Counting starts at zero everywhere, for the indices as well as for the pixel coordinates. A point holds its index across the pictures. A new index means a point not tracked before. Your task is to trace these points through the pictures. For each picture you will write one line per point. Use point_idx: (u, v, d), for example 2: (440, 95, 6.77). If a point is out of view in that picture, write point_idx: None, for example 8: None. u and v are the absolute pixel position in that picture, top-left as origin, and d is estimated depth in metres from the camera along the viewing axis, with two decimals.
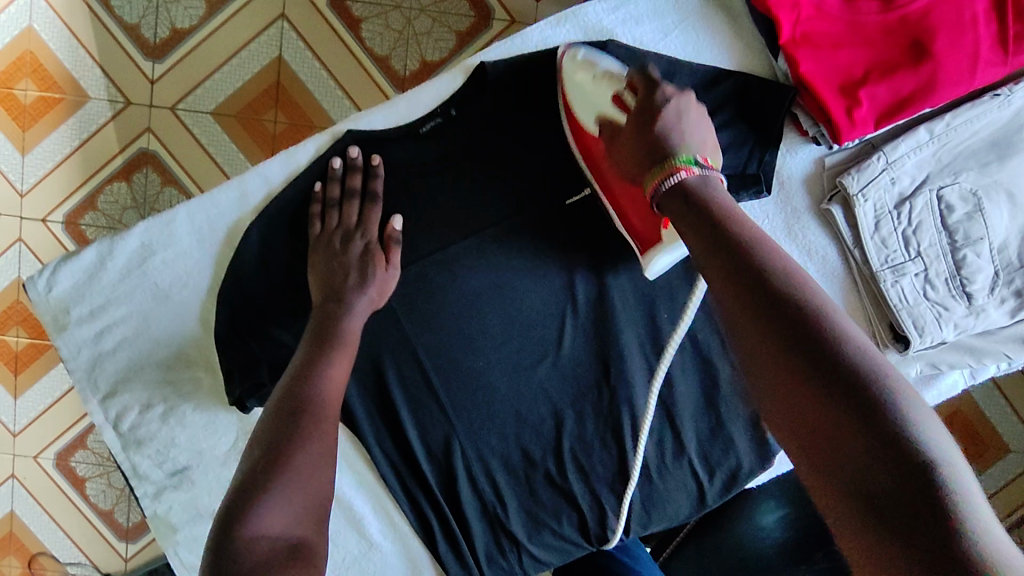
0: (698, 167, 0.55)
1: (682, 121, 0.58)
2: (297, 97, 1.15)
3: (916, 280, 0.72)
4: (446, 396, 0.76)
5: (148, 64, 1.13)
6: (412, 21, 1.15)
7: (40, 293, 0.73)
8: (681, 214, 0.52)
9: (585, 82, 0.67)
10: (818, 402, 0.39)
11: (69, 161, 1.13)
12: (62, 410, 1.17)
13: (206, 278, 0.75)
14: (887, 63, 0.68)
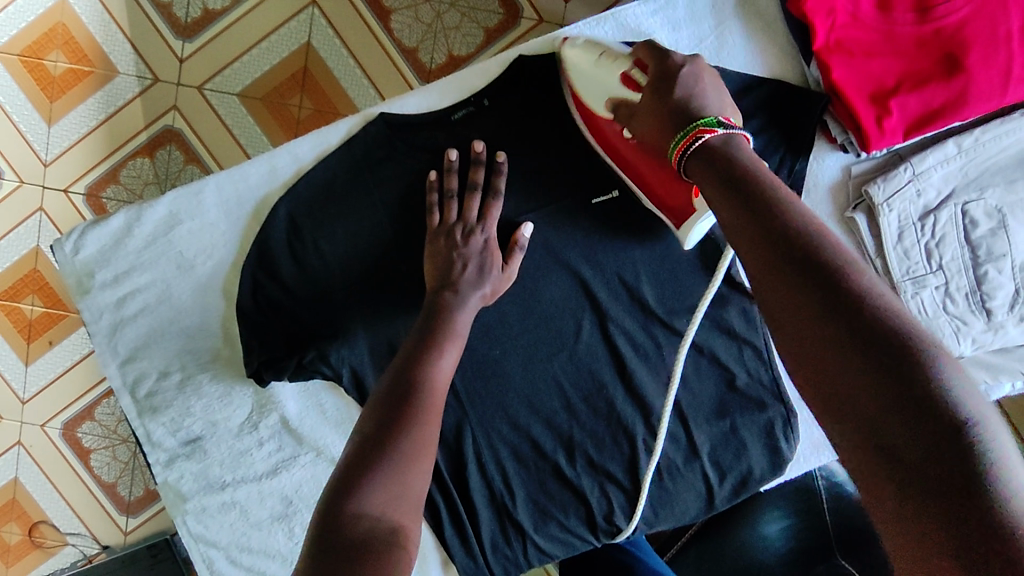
0: (720, 128, 0.57)
1: (699, 84, 0.62)
2: (324, 84, 1.16)
3: (936, 293, 0.72)
4: (462, 382, 0.76)
5: (178, 43, 1.14)
6: (441, 15, 1.16)
7: (66, 255, 0.74)
8: (710, 179, 0.54)
9: (587, 68, 0.70)
10: (834, 345, 0.40)
11: (94, 133, 1.14)
12: (73, 380, 1.19)
13: (231, 251, 0.76)
14: (919, 74, 0.68)
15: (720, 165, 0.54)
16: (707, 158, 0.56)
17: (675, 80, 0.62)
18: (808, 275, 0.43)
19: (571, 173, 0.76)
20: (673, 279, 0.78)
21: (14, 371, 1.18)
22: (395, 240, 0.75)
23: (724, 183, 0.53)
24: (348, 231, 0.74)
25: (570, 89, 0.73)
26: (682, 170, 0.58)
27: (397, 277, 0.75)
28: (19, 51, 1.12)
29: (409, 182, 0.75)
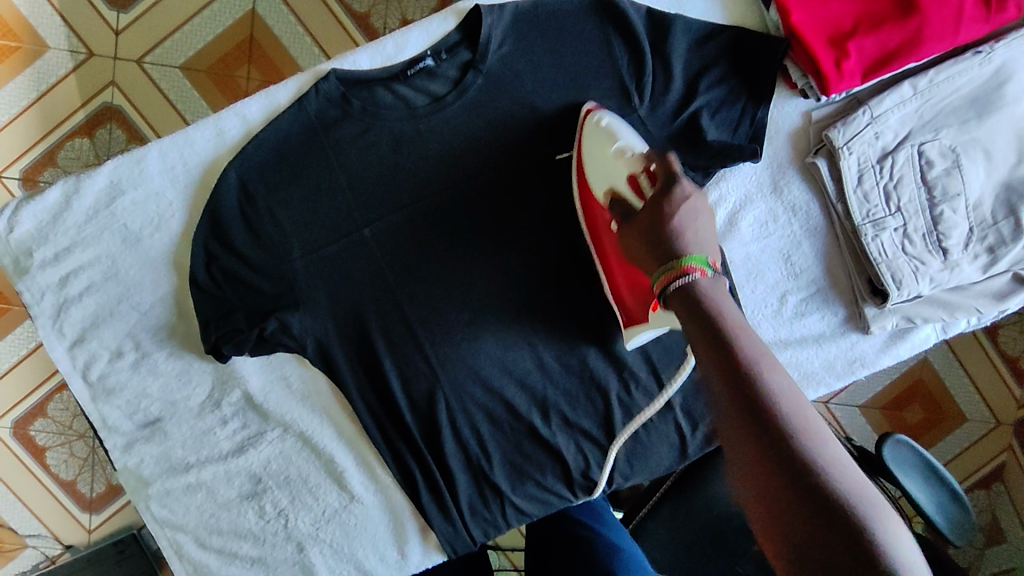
0: (710, 270, 0.53)
1: (697, 220, 0.56)
2: (271, 52, 1.11)
3: (895, 234, 0.73)
4: (431, 347, 0.75)
5: (112, 13, 1.08)
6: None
7: (1, 234, 0.70)
8: (685, 316, 0.51)
9: (602, 153, 0.67)
10: (809, 533, 0.40)
11: (27, 114, 1.07)
12: (17, 379, 1.13)
13: (180, 221, 0.72)
14: (876, 16, 0.69)
15: (698, 303, 0.51)
16: (685, 292, 0.52)
17: (676, 205, 0.56)
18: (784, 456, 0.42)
19: (532, 128, 0.73)
20: None
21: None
22: (354, 203, 0.72)
23: (707, 326, 0.49)
24: (305, 195, 0.71)
25: (579, 165, 0.71)
26: (662, 298, 0.54)
27: (357, 241, 0.72)
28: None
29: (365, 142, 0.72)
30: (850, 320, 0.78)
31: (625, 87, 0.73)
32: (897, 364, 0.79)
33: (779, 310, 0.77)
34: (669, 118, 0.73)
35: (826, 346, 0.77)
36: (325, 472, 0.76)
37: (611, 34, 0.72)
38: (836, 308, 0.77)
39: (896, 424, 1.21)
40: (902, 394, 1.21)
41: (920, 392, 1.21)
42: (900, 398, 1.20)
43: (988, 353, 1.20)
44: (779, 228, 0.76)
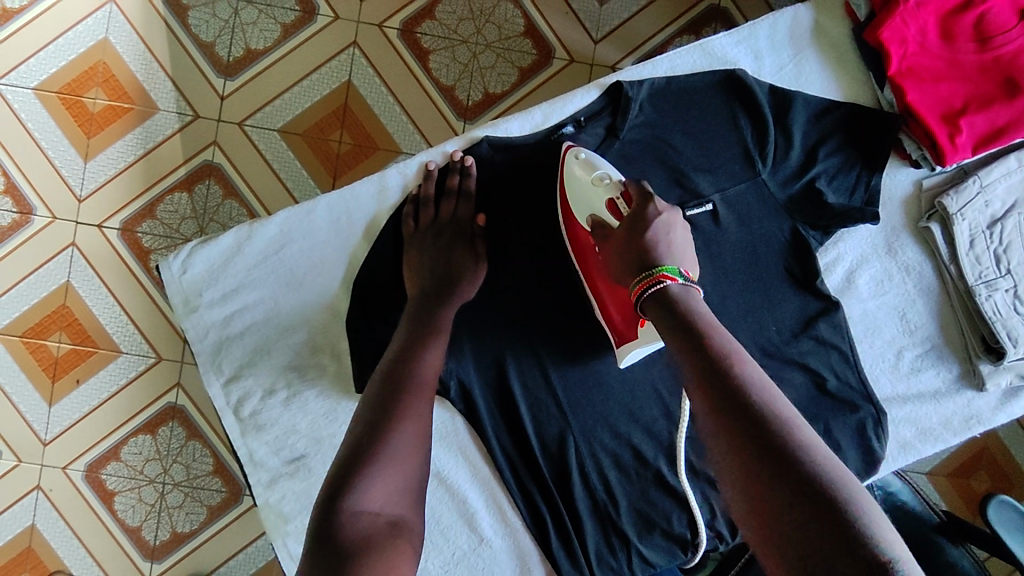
0: (681, 277, 0.62)
1: (668, 233, 0.66)
2: (364, 120, 1.20)
3: (1007, 295, 0.78)
4: (563, 393, 0.78)
5: (220, 80, 1.19)
6: (477, 55, 1.22)
7: (174, 274, 0.75)
8: (662, 319, 0.59)
9: (584, 183, 0.72)
10: (775, 489, 0.46)
11: (131, 168, 1.18)
12: (97, 421, 1.18)
13: (340, 267, 0.77)
14: (983, 96, 0.76)
15: (671, 308, 0.60)
16: (662, 300, 0.61)
17: (647, 226, 0.66)
18: (743, 411, 0.50)
19: (668, 189, 0.79)
20: (764, 288, 0.79)
21: (37, 412, 1.18)
22: (499, 255, 0.78)
23: (666, 319, 0.59)
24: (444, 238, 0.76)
25: (562, 201, 0.75)
26: (637, 302, 0.63)
27: (502, 286, 0.77)
28: (56, 89, 1.17)
29: (512, 198, 0.78)
30: (965, 377, 0.81)
31: (749, 153, 0.78)
32: (1014, 421, 0.81)
33: (896, 365, 0.81)
34: (788, 182, 0.79)
35: (943, 402, 0.80)
36: (457, 512, 0.79)
37: (737, 108, 0.79)
38: (951, 365, 0.81)
39: (970, 493, 1.21)
40: (975, 461, 1.22)
41: (991, 463, 1.22)
42: (972, 464, 1.21)
43: None
44: (894, 286, 0.81)
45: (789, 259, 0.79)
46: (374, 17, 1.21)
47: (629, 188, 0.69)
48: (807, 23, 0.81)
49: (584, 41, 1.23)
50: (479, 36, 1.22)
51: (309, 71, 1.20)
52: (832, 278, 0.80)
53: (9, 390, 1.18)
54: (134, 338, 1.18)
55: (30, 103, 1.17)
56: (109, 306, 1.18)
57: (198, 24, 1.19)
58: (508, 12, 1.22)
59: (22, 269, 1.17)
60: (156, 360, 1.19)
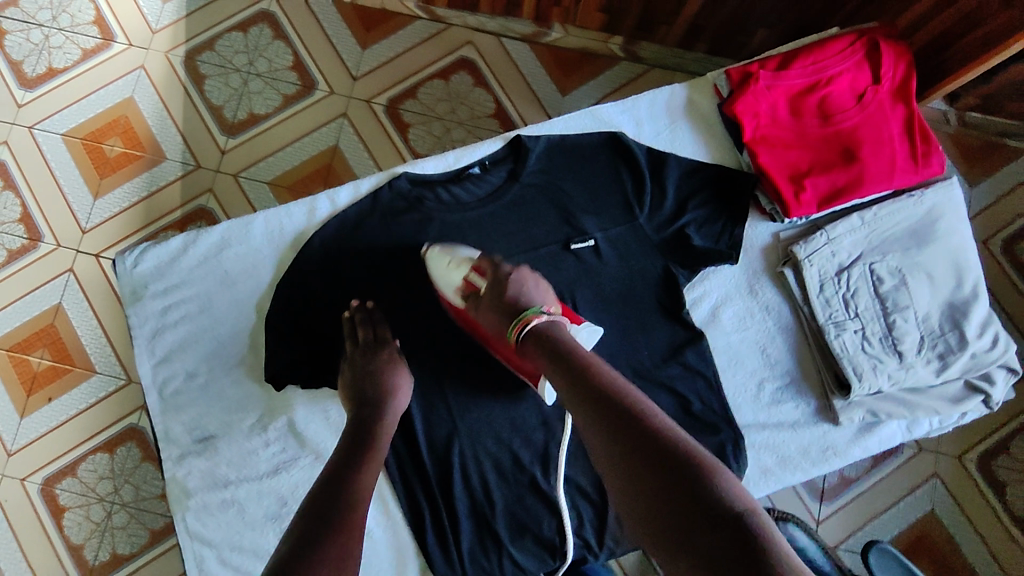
0: (545, 314, 0.76)
1: (528, 286, 0.79)
2: (342, 176, 1.38)
3: (855, 335, 0.87)
4: (453, 398, 0.87)
5: (223, 137, 1.38)
6: (449, 131, 1.41)
7: (127, 267, 0.88)
8: (538, 347, 0.72)
9: (442, 267, 0.84)
10: (651, 471, 0.58)
11: (133, 208, 1.35)
12: (61, 435, 1.28)
13: (268, 272, 0.89)
14: (826, 162, 0.89)
15: (550, 342, 0.72)
16: (537, 334, 0.74)
17: (507, 282, 0.79)
18: (610, 409, 0.63)
19: (556, 226, 0.91)
20: (638, 318, 0.90)
21: (8, 421, 1.28)
22: (404, 268, 0.89)
23: (544, 349, 0.72)
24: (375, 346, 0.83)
25: (440, 296, 0.86)
26: (518, 343, 0.75)
27: (409, 300, 0.89)
28: (82, 136, 1.37)
29: (421, 224, 0.90)
30: (821, 411, 0.88)
31: (627, 201, 0.91)
32: (868, 456, 0.88)
33: (757, 396, 0.89)
34: (661, 227, 0.91)
35: (801, 433, 0.87)
36: None
37: (619, 163, 0.92)
38: (809, 399, 0.89)
39: None
40: (909, 541, 1.20)
41: (928, 546, 1.20)
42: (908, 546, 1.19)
43: (994, 509, 1.21)
44: (756, 323, 0.90)
45: (660, 293, 0.90)
46: (364, 94, 1.41)
47: (479, 265, 0.83)
48: (683, 99, 0.96)
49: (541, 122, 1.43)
50: (453, 115, 1.42)
51: (303, 135, 1.39)
52: (698, 311, 0.91)
53: None
54: (110, 359, 1.30)
55: (56, 145, 1.37)
56: (92, 326, 1.31)
57: (211, 90, 1.40)
58: (480, 97, 1.43)
59: (22, 286, 1.32)
60: (125, 382, 1.30)
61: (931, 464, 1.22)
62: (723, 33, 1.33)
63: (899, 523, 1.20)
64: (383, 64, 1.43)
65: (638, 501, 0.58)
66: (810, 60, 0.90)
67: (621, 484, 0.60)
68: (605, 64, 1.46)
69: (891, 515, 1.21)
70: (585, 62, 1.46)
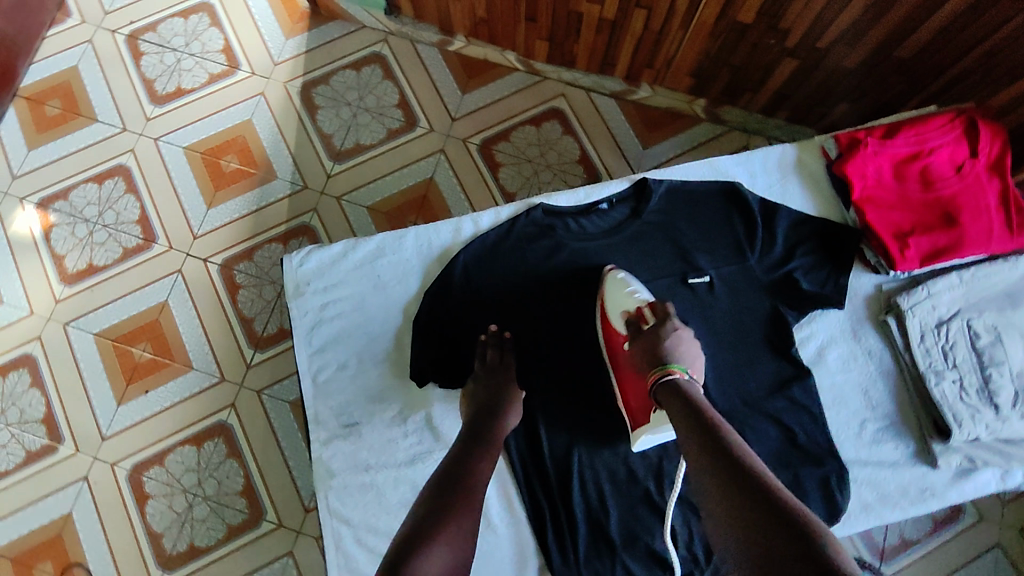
0: (686, 373, 0.82)
1: (682, 342, 0.86)
2: (437, 208, 1.51)
3: (953, 385, 0.94)
4: (575, 410, 0.95)
5: (330, 162, 1.52)
6: (537, 173, 1.54)
7: (293, 265, 0.99)
8: (668, 393, 0.80)
9: (620, 294, 0.93)
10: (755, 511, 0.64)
11: (241, 220, 1.48)
12: (150, 426, 1.36)
13: (417, 281, 1.00)
14: (927, 224, 0.98)
15: (678, 392, 0.80)
16: (669, 383, 0.81)
17: (664, 338, 0.85)
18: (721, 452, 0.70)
19: (676, 262, 1.01)
20: (747, 350, 0.98)
21: (106, 408, 1.37)
22: (536, 288, 0.99)
23: (671, 394, 0.80)
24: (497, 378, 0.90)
25: (601, 305, 0.96)
26: (654, 392, 0.82)
27: (540, 316, 0.98)
28: (202, 150, 1.52)
29: (555, 251, 1.00)
30: (920, 453, 0.95)
31: (739, 244, 1.01)
32: (964, 499, 0.93)
33: (859, 434, 0.95)
34: (771, 268, 1.00)
35: (900, 472, 0.94)
36: None
37: (733, 210, 1.02)
38: (907, 441, 0.95)
39: None
40: None
41: None
42: None
43: None
44: (858, 365, 0.98)
45: (769, 331, 0.99)
46: (461, 134, 1.55)
47: (655, 306, 0.89)
48: (793, 158, 1.06)
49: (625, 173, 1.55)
50: (542, 159, 1.55)
51: (401, 166, 1.53)
52: (805, 350, 0.99)
53: (89, 384, 1.39)
54: (207, 358, 1.40)
55: (178, 157, 1.51)
56: (193, 326, 1.42)
57: (323, 119, 1.55)
58: (568, 144, 1.56)
59: (135, 281, 1.44)
60: (218, 380, 1.39)
61: (993, 535, 1.27)
62: (806, 103, 1.43)
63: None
64: (482, 107, 1.57)
65: (738, 531, 0.64)
66: (914, 132, 1.00)
67: (723, 516, 0.66)
68: (688, 123, 1.58)
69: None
70: (670, 120, 1.59)
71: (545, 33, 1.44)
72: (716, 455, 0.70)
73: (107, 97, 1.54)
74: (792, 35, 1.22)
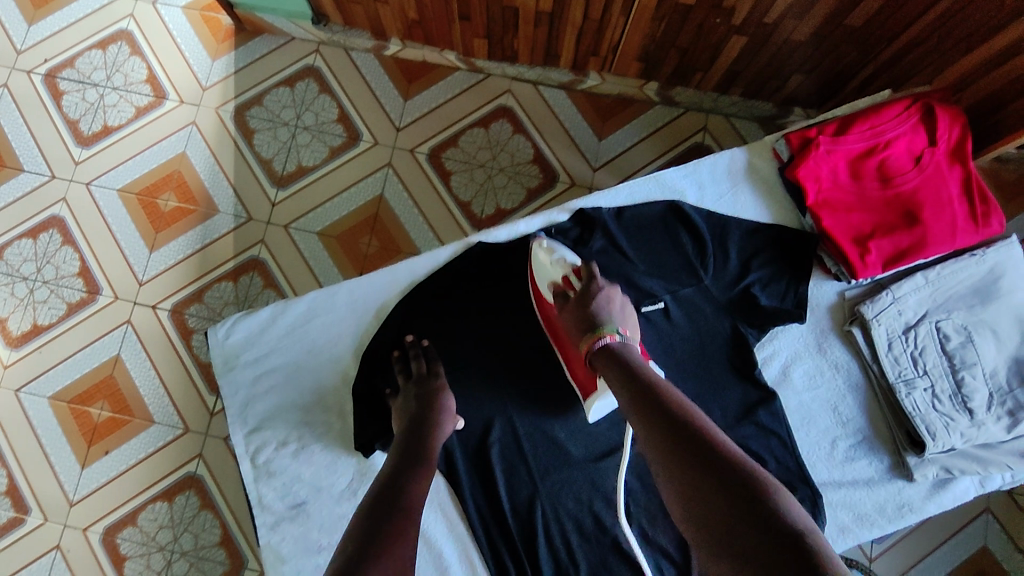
0: (619, 335, 0.79)
1: (611, 303, 0.82)
2: (391, 227, 1.43)
3: (925, 393, 0.89)
4: (534, 460, 0.90)
5: (273, 189, 1.43)
6: (491, 178, 1.46)
7: (219, 339, 0.92)
8: (606, 360, 0.77)
9: (544, 262, 0.89)
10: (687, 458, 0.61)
11: (187, 260, 1.40)
12: (117, 486, 1.31)
13: (353, 342, 0.93)
14: (888, 224, 0.92)
15: (616, 359, 0.76)
16: (607, 351, 0.77)
17: (591, 296, 0.82)
18: (654, 407, 0.67)
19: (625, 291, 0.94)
20: (709, 376, 0.93)
21: (70, 472, 1.31)
22: (479, 335, 0.93)
23: (608, 359, 0.76)
24: (428, 387, 0.85)
25: (531, 282, 0.91)
26: (589, 359, 0.79)
27: (487, 365, 0.92)
28: (137, 191, 1.43)
29: (496, 296, 0.94)
30: (895, 467, 0.91)
31: (691, 262, 0.94)
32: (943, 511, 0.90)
33: (831, 453, 0.91)
34: (728, 286, 0.94)
35: (876, 490, 0.90)
36: (432, 565, 0.88)
37: (683, 229, 0.96)
38: (881, 456, 0.91)
39: None
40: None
41: None
42: None
43: None
44: (826, 381, 0.93)
45: (731, 354, 0.93)
46: (408, 143, 1.47)
47: (579, 269, 0.86)
48: (743, 162, 0.99)
49: (584, 170, 1.47)
50: (494, 162, 1.47)
51: (348, 185, 1.44)
52: (768, 370, 0.93)
53: (49, 450, 1.32)
54: (167, 410, 1.33)
55: (112, 201, 1.42)
56: (150, 378, 1.35)
57: (261, 144, 1.45)
58: (519, 144, 1.48)
59: (83, 338, 1.36)
60: (182, 431, 1.33)
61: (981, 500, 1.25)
62: (760, 76, 1.32)
63: (952, 561, 1.23)
64: (424, 115, 1.48)
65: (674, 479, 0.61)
66: (868, 124, 0.93)
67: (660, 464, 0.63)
68: (641, 108, 1.50)
69: (941, 554, 1.23)
70: (619, 107, 1.50)
71: (481, 31, 1.33)
72: (652, 411, 0.67)
73: (30, 143, 1.44)
74: (738, 13, 1.10)
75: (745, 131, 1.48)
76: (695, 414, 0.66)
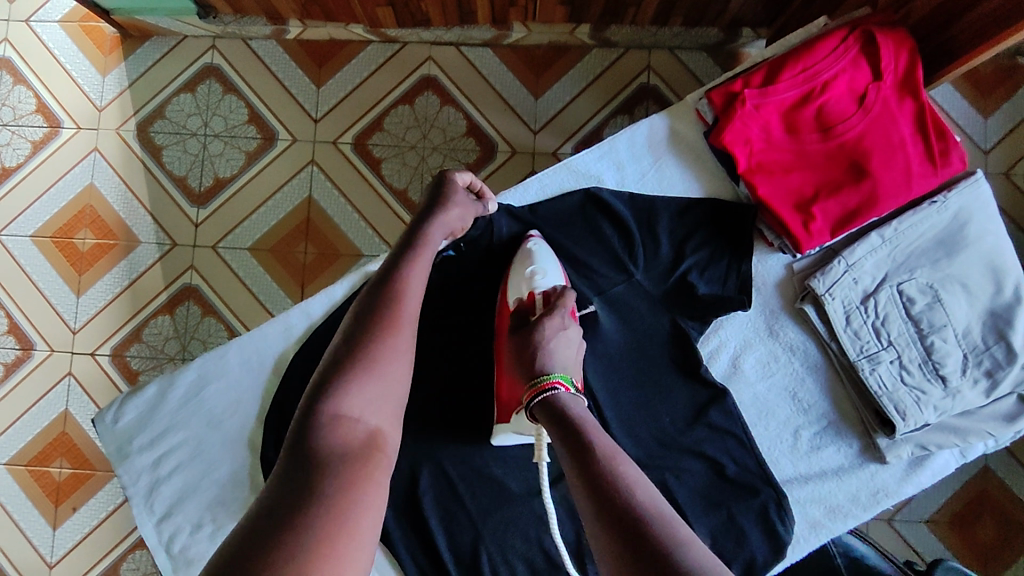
0: (573, 386, 0.67)
1: (566, 346, 0.71)
2: (327, 231, 1.23)
3: (891, 366, 0.80)
4: (472, 503, 0.82)
5: (193, 209, 1.23)
6: (425, 158, 1.24)
7: (107, 426, 0.83)
8: (544, 412, 0.65)
9: (518, 274, 0.79)
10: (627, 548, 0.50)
11: (119, 298, 1.21)
12: (93, 543, 1.17)
13: (256, 404, 0.84)
14: (833, 182, 0.80)
15: (557, 412, 0.64)
16: (548, 405, 0.65)
17: (546, 328, 0.71)
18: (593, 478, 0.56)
19: None
20: (654, 382, 0.83)
21: (42, 535, 1.17)
22: None
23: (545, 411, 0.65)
24: (388, 276, 0.69)
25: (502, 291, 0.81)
26: (529, 409, 0.67)
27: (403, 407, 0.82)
28: (51, 233, 1.22)
29: None
30: (867, 451, 0.82)
31: (617, 256, 0.83)
32: (922, 490, 0.82)
33: (795, 445, 0.82)
34: (661, 278, 0.83)
35: (847, 479, 0.81)
36: None
37: (604, 220, 0.84)
38: (850, 440, 0.82)
39: (967, 537, 1.14)
40: (964, 502, 1.15)
41: (988, 503, 1.15)
42: (965, 507, 1.14)
43: None
44: (781, 366, 0.84)
45: (674, 351, 0.83)
46: (329, 134, 1.25)
47: (550, 292, 0.76)
48: (664, 130, 0.86)
49: (524, 134, 1.24)
50: (425, 140, 1.25)
51: (274, 191, 1.24)
52: (716, 366, 0.84)
53: (17, 515, 1.17)
54: None
55: (28, 249, 1.22)
56: None
57: (170, 161, 1.24)
58: (451, 116, 1.25)
59: (26, 398, 1.20)
60: None
61: None
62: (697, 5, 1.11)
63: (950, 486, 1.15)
64: (345, 96, 1.25)
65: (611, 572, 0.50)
66: (799, 66, 0.80)
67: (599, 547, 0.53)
68: (577, 55, 1.26)
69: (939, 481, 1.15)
70: (555, 57, 1.26)
71: None
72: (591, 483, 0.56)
73: None
74: None
75: (694, 65, 1.24)
76: (641, 489, 0.56)
